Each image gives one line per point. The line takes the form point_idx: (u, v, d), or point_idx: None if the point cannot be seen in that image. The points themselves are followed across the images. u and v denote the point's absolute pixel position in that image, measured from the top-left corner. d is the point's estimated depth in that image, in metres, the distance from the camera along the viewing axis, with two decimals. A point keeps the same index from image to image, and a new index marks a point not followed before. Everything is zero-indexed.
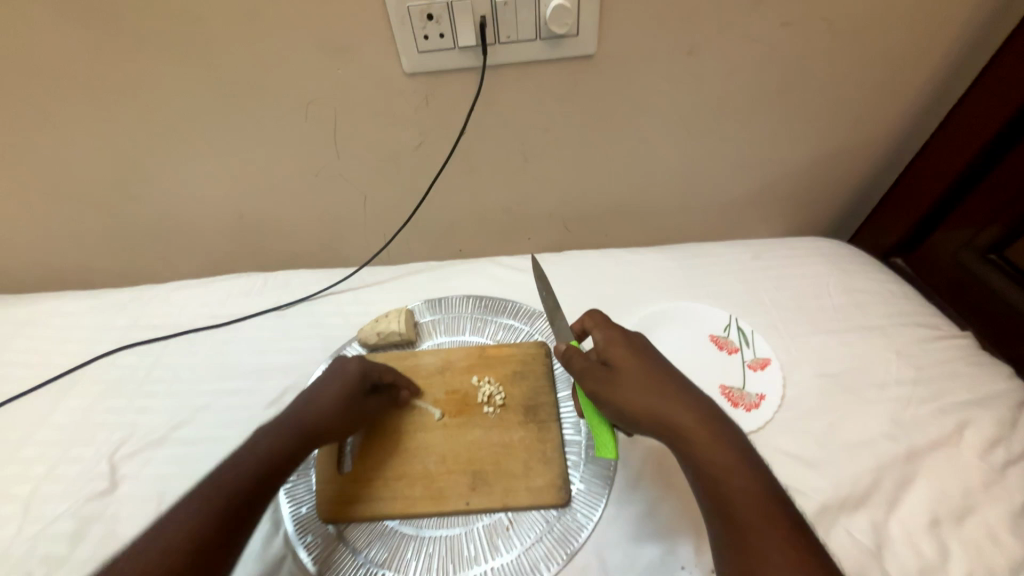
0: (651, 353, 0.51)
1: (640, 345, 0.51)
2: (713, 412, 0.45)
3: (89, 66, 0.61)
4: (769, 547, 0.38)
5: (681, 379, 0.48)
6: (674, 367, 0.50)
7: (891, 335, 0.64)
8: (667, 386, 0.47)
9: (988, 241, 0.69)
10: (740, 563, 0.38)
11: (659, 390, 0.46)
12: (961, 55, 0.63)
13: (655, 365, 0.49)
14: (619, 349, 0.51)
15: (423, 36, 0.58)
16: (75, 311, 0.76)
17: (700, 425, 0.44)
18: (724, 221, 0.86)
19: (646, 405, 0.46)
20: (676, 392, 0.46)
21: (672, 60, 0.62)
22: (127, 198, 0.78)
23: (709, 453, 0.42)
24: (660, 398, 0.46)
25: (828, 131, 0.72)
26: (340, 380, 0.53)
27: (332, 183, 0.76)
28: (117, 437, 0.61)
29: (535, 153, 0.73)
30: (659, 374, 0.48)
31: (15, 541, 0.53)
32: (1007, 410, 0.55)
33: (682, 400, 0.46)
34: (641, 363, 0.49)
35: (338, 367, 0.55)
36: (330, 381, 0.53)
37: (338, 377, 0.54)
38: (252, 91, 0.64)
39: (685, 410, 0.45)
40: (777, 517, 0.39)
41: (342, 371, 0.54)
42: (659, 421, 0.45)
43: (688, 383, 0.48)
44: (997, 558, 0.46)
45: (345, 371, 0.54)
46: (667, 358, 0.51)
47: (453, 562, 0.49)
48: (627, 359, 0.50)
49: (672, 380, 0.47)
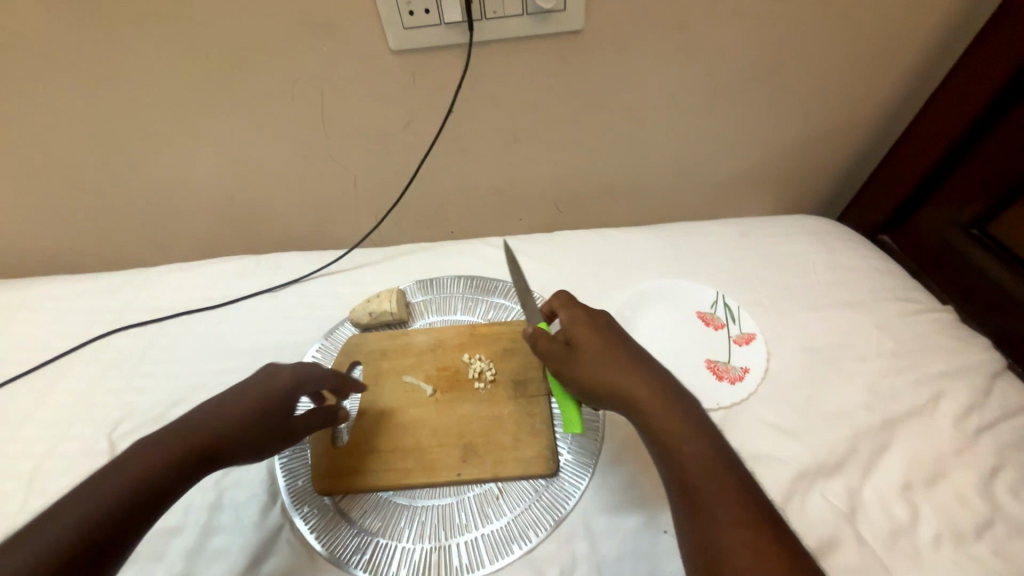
0: (613, 332, 0.53)
1: (603, 325, 0.54)
2: (670, 385, 0.48)
3: (68, 46, 0.60)
4: (722, 505, 0.39)
5: (642, 355, 0.51)
6: (635, 345, 0.52)
7: (874, 310, 0.65)
8: (628, 362, 0.49)
9: (971, 216, 0.69)
10: (695, 524, 0.40)
11: (621, 364, 0.49)
12: (951, 28, 0.63)
13: (617, 342, 0.52)
14: (584, 328, 0.53)
15: (409, 12, 0.57)
16: (69, 294, 0.76)
17: (659, 396, 0.46)
18: (714, 200, 0.86)
19: (609, 379, 0.48)
20: (637, 366, 0.49)
21: (661, 35, 0.62)
22: (116, 181, 0.78)
23: (666, 421, 0.44)
24: (622, 371, 0.48)
25: (817, 107, 0.72)
26: (266, 389, 0.49)
27: (322, 164, 0.76)
28: (115, 416, 0.62)
29: (524, 132, 0.73)
30: (620, 351, 0.50)
31: (20, 515, 0.54)
32: (982, 380, 0.57)
33: (641, 374, 0.48)
34: (604, 341, 0.52)
35: (269, 375, 0.50)
36: (255, 392, 0.49)
37: (266, 387, 0.49)
38: (235, 70, 0.63)
39: (644, 382, 0.47)
40: (728, 478, 0.41)
41: (271, 382, 0.50)
42: (621, 393, 0.47)
43: (648, 359, 0.50)
44: (964, 519, 0.48)
45: (274, 381, 0.50)
46: (628, 336, 0.53)
47: (445, 530, 0.51)
48: (592, 337, 0.52)
49: (632, 357, 0.50)
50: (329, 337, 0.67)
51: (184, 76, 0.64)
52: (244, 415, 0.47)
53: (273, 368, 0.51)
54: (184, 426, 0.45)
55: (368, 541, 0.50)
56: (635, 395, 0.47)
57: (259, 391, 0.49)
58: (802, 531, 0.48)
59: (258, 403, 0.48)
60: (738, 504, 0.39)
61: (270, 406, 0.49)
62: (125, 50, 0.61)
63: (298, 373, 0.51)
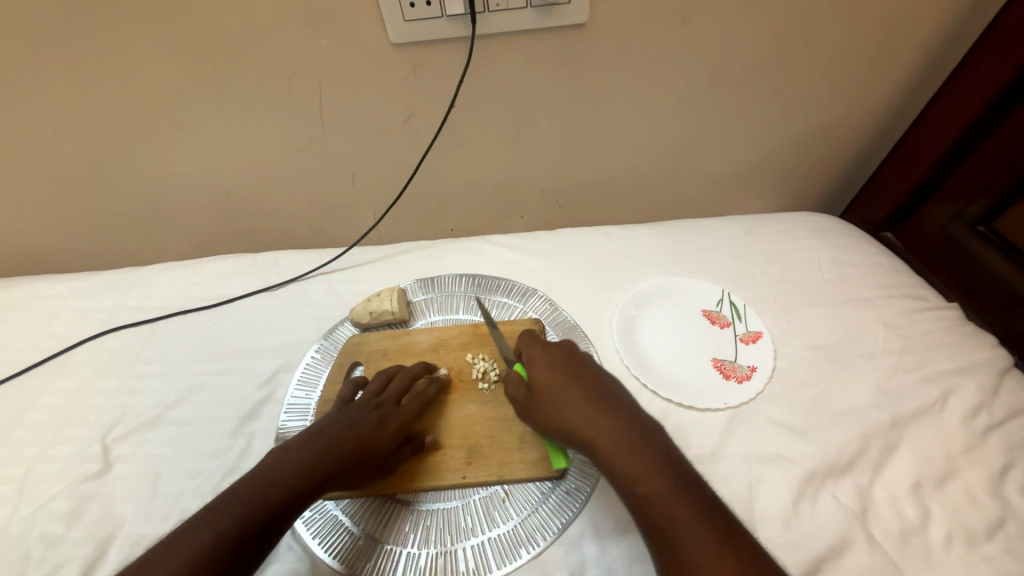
0: (574, 365, 0.50)
1: (565, 354, 0.52)
2: (633, 417, 0.45)
3: (55, 36, 0.58)
4: (691, 550, 0.37)
5: (603, 386, 0.48)
6: (599, 373, 0.50)
7: (880, 307, 0.65)
8: (587, 395, 0.47)
9: (977, 213, 0.69)
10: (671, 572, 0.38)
11: (577, 401, 0.47)
12: (958, 22, 0.62)
13: (579, 372, 0.50)
14: (542, 367, 0.51)
15: (410, 4, 0.56)
16: (60, 293, 0.74)
17: (619, 431, 0.44)
18: (717, 196, 0.85)
19: (568, 416, 0.46)
20: (594, 402, 0.46)
21: (666, 29, 0.61)
22: (107, 177, 0.76)
23: (628, 459, 0.42)
24: (581, 405, 0.46)
25: (822, 103, 0.71)
26: (375, 438, 0.49)
27: (320, 159, 0.74)
28: (109, 418, 0.60)
29: (526, 127, 0.72)
30: (580, 383, 0.48)
31: (11, 521, 0.52)
32: (990, 378, 0.57)
33: (601, 407, 0.46)
34: (564, 372, 0.49)
35: (378, 420, 0.51)
36: (360, 438, 0.49)
37: (375, 434, 0.50)
38: (232, 65, 0.62)
39: (604, 418, 0.45)
40: (699, 519, 0.38)
41: (380, 428, 0.50)
42: (578, 434, 0.45)
43: (612, 389, 0.48)
44: (975, 518, 0.47)
45: (382, 429, 0.51)
46: (592, 368, 0.50)
47: (450, 534, 0.50)
48: (549, 370, 0.50)
49: (592, 389, 0.48)
50: (328, 337, 0.66)
51: (179, 71, 0.62)
52: (347, 463, 0.47)
53: (382, 413, 0.52)
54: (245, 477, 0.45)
55: (372, 546, 0.49)
56: (594, 432, 0.44)
57: (367, 437, 0.49)
58: (814, 533, 0.47)
59: (363, 451, 0.48)
60: (705, 546, 0.37)
61: (373, 454, 0.49)
62: (116, 43, 0.59)
63: (405, 418, 0.52)
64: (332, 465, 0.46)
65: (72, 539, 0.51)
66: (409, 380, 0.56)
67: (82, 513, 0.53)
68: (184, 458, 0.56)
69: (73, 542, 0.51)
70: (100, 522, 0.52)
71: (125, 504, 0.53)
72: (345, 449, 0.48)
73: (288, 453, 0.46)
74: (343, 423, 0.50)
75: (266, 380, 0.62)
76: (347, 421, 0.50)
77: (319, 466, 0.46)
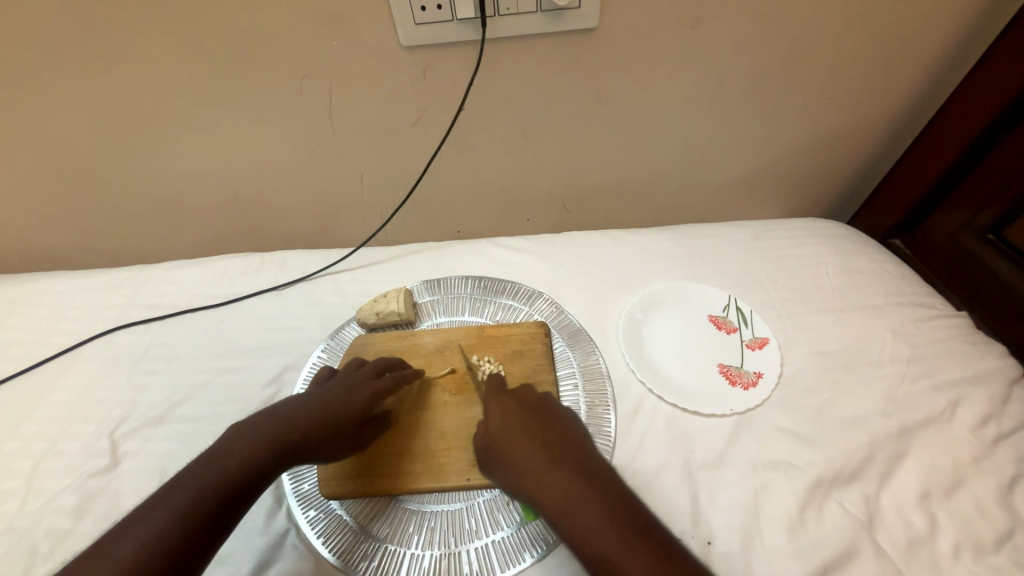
0: (527, 414, 0.49)
1: (522, 400, 0.51)
2: (587, 465, 0.44)
3: (70, 35, 0.59)
4: None
5: (559, 433, 0.47)
6: (556, 419, 0.49)
7: (888, 315, 0.64)
8: (539, 444, 0.46)
9: (987, 221, 0.69)
10: None
11: (526, 452, 0.45)
12: (969, 30, 0.62)
13: (534, 419, 0.49)
14: (495, 418, 0.50)
15: (421, 8, 0.56)
16: (70, 290, 0.75)
17: (569, 482, 0.42)
18: (724, 201, 0.85)
19: (519, 468, 0.45)
20: (542, 453, 0.45)
21: (675, 35, 0.61)
22: (118, 175, 0.76)
23: (578, 512, 0.40)
24: (533, 454, 0.45)
25: (831, 109, 0.71)
26: (345, 405, 0.52)
27: (329, 160, 0.75)
28: (117, 414, 0.61)
29: (534, 130, 0.72)
30: (531, 433, 0.47)
31: (18, 515, 0.53)
32: (999, 388, 0.56)
33: (553, 457, 0.45)
34: (515, 421, 0.49)
35: (348, 391, 0.53)
36: (329, 405, 0.51)
37: (344, 401, 0.52)
38: (244, 66, 0.62)
39: (555, 468, 0.44)
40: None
41: (350, 397, 0.52)
42: (528, 488, 0.44)
43: (568, 436, 0.47)
44: (984, 529, 0.47)
45: (353, 397, 0.52)
46: (545, 416, 0.49)
47: (455, 535, 0.50)
48: (504, 417, 0.49)
49: (546, 436, 0.47)
50: (334, 337, 0.66)
51: (190, 71, 0.63)
52: (317, 428, 0.49)
53: (352, 384, 0.54)
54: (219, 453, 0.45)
55: (376, 547, 0.49)
56: (545, 484, 0.43)
57: (336, 404, 0.51)
58: (819, 541, 0.47)
59: (332, 417, 0.50)
60: None
61: (343, 421, 0.51)
62: (130, 44, 0.60)
63: (376, 388, 0.54)
64: (301, 429, 0.49)
65: (79, 534, 0.51)
66: (382, 360, 0.58)
67: (89, 508, 0.53)
68: (190, 455, 0.57)
69: (80, 537, 0.51)
70: (107, 517, 0.52)
71: (132, 499, 0.54)
72: (315, 416, 0.50)
73: (259, 420, 0.48)
74: (315, 394, 0.52)
75: (272, 378, 0.63)
76: (317, 393, 0.52)
77: (289, 430, 0.48)
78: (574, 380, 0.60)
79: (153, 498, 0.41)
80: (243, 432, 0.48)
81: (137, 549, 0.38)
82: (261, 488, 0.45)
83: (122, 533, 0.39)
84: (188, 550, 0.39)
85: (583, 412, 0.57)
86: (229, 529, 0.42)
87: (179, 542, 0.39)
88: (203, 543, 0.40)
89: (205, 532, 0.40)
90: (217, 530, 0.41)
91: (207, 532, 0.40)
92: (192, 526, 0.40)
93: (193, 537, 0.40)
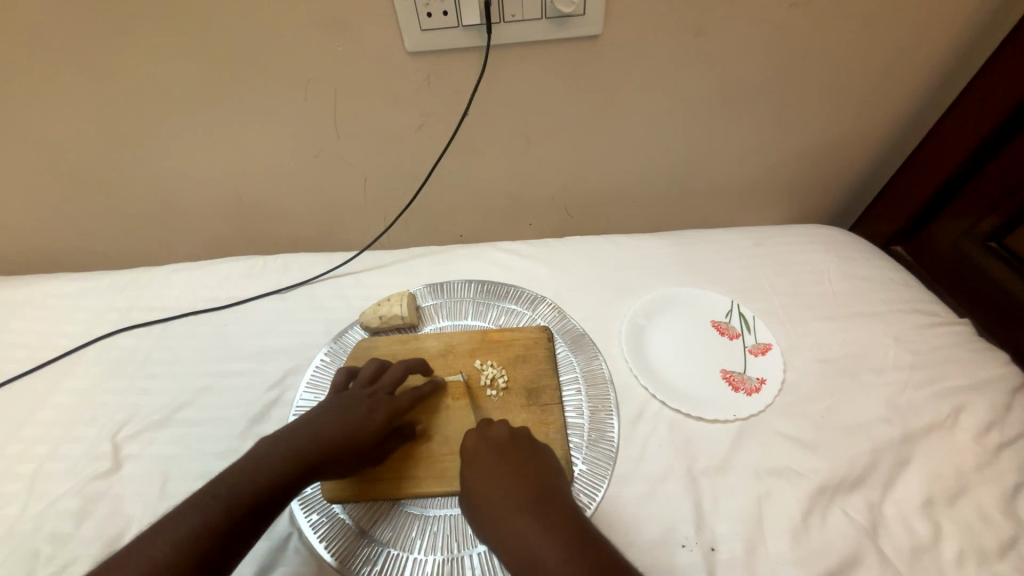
0: (499, 452, 0.48)
1: (491, 435, 0.50)
2: (550, 510, 0.43)
3: (76, 39, 0.59)
4: None
5: (525, 473, 0.46)
6: (526, 456, 0.48)
7: (890, 321, 0.65)
8: (504, 488, 0.45)
9: (989, 228, 0.69)
10: None
11: (496, 494, 0.44)
12: (970, 39, 0.63)
13: (503, 457, 0.47)
14: (468, 456, 0.48)
15: (427, 13, 0.56)
16: (72, 292, 0.75)
17: (531, 532, 0.41)
18: (725, 207, 0.86)
19: (489, 511, 0.44)
20: (511, 496, 0.44)
21: (679, 43, 0.61)
22: (121, 177, 0.77)
23: (538, 565, 0.39)
24: (499, 498, 0.44)
25: (832, 115, 0.71)
26: (363, 427, 0.50)
27: (332, 164, 0.75)
28: (119, 418, 0.61)
29: (537, 136, 0.72)
30: (500, 474, 0.46)
31: (20, 519, 0.53)
32: (1000, 395, 0.56)
33: (517, 501, 0.43)
34: (488, 459, 0.47)
35: (368, 409, 0.51)
36: (348, 427, 0.49)
37: (363, 423, 0.50)
38: (250, 70, 0.63)
39: (518, 515, 0.42)
40: None
41: (369, 417, 0.51)
42: (495, 534, 0.42)
43: (533, 475, 0.46)
44: (987, 537, 0.47)
45: (371, 418, 0.51)
46: (516, 455, 0.48)
47: (458, 540, 0.50)
48: (471, 456, 0.48)
49: (511, 478, 0.45)
50: (337, 341, 0.66)
51: (199, 76, 0.63)
52: (334, 452, 0.48)
53: (372, 402, 0.52)
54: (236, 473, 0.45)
55: (379, 551, 0.49)
56: (508, 532, 0.42)
57: (355, 425, 0.50)
58: (823, 549, 0.47)
59: (351, 440, 0.49)
60: None
61: (364, 440, 0.50)
62: (137, 48, 0.60)
63: (395, 407, 0.52)
64: (319, 451, 0.48)
65: (80, 537, 0.51)
66: (403, 366, 0.56)
67: (90, 512, 0.53)
68: (193, 458, 0.57)
69: (81, 541, 0.51)
70: (109, 521, 0.52)
71: (133, 502, 0.53)
72: (334, 434, 0.49)
73: (282, 437, 0.48)
74: (333, 410, 0.51)
75: (275, 382, 0.63)
76: (336, 408, 0.51)
77: (307, 450, 0.48)
78: (576, 385, 0.60)
79: (184, 504, 0.42)
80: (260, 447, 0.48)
81: (168, 551, 0.39)
82: (282, 503, 0.46)
83: (154, 535, 0.40)
84: (212, 558, 0.40)
85: (585, 417, 0.57)
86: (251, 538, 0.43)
87: (206, 550, 0.40)
88: (227, 552, 0.41)
89: (228, 541, 0.41)
90: (239, 540, 0.42)
91: (231, 540, 0.41)
92: (217, 534, 0.41)
93: (218, 545, 0.41)
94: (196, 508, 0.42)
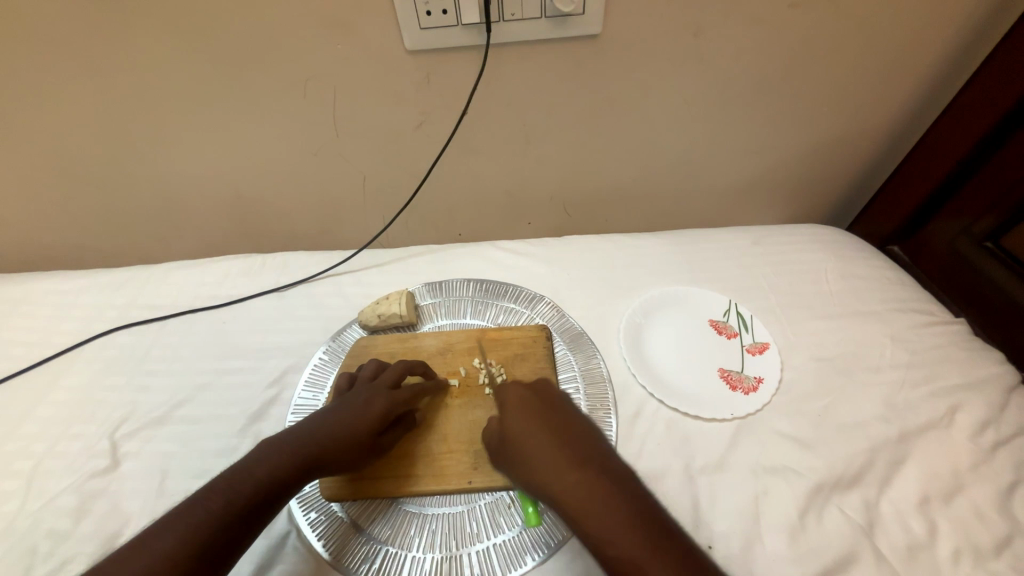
0: (550, 401, 0.51)
1: (534, 388, 0.52)
2: (596, 449, 0.46)
3: (73, 35, 0.59)
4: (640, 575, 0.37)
5: (575, 428, 0.48)
6: (572, 415, 0.49)
7: (887, 321, 0.65)
8: (550, 429, 0.47)
9: (985, 229, 0.69)
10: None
11: (540, 432, 0.47)
12: (967, 40, 0.63)
13: (548, 405, 0.50)
14: (516, 395, 0.51)
15: (426, 12, 0.56)
16: (70, 290, 0.75)
17: (578, 463, 0.44)
18: (724, 207, 0.86)
19: (531, 443, 0.46)
20: (557, 435, 0.47)
21: (678, 43, 0.61)
22: (119, 174, 0.76)
23: (594, 508, 0.41)
24: (545, 431, 0.47)
25: (830, 115, 0.72)
26: (362, 417, 0.51)
27: (331, 162, 0.75)
28: (118, 416, 0.61)
29: (536, 135, 0.72)
30: (544, 418, 0.48)
31: (19, 516, 0.53)
32: (996, 394, 0.57)
33: (566, 436, 0.46)
34: (534, 403, 0.50)
35: (363, 406, 0.52)
36: (349, 419, 0.51)
37: (362, 414, 0.51)
38: (249, 67, 0.63)
39: (564, 449, 0.45)
40: (656, 545, 0.39)
41: (367, 408, 0.52)
42: (537, 461, 0.45)
43: (582, 431, 0.48)
44: (983, 535, 0.47)
45: (370, 407, 0.52)
46: (565, 405, 0.51)
47: (456, 538, 0.50)
48: (516, 399, 0.50)
49: (560, 431, 0.47)
50: (336, 339, 0.66)
51: (197, 73, 0.63)
52: (337, 444, 0.50)
53: (371, 393, 0.53)
54: (239, 469, 0.46)
55: (377, 549, 0.49)
56: (552, 459, 0.45)
57: (354, 417, 0.51)
58: (820, 546, 0.47)
59: (351, 432, 0.50)
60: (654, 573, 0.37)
61: (361, 435, 0.50)
62: (135, 45, 0.60)
63: (390, 400, 0.53)
64: (320, 444, 0.49)
65: (78, 535, 0.51)
66: (402, 366, 0.57)
67: (90, 509, 0.53)
68: (192, 457, 0.57)
69: (80, 538, 0.51)
70: (109, 517, 0.52)
71: (132, 500, 0.53)
72: (333, 434, 0.50)
73: (285, 436, 0.49)
74: (331, 411, 0.52)
75: (274, 380, 0.63)
76: (334, 409, 0.52)
77: (311, 444, 0.49)
78: (575, 383, 0.61)
79: (186, 502, 0.43)
80: (263, 446, 0.49)
81: (173, 545, 0.40)
82: (282, 499, 0.47)
83: (159, 531, 0.41)
84: (217, 551, 0.41)
85: None
86: (255, 531, 0.44)
87: (207, 545, 0.41)
88: (228, 544, 0.42)
89: (233, 533, 0.43)
90: (243, 533, 0.43)
91: (235, 531, 0.43)
92: (221, 527, 0.42)
93: (218, 540, 0.42)
94: (199, 503, 0.43)
